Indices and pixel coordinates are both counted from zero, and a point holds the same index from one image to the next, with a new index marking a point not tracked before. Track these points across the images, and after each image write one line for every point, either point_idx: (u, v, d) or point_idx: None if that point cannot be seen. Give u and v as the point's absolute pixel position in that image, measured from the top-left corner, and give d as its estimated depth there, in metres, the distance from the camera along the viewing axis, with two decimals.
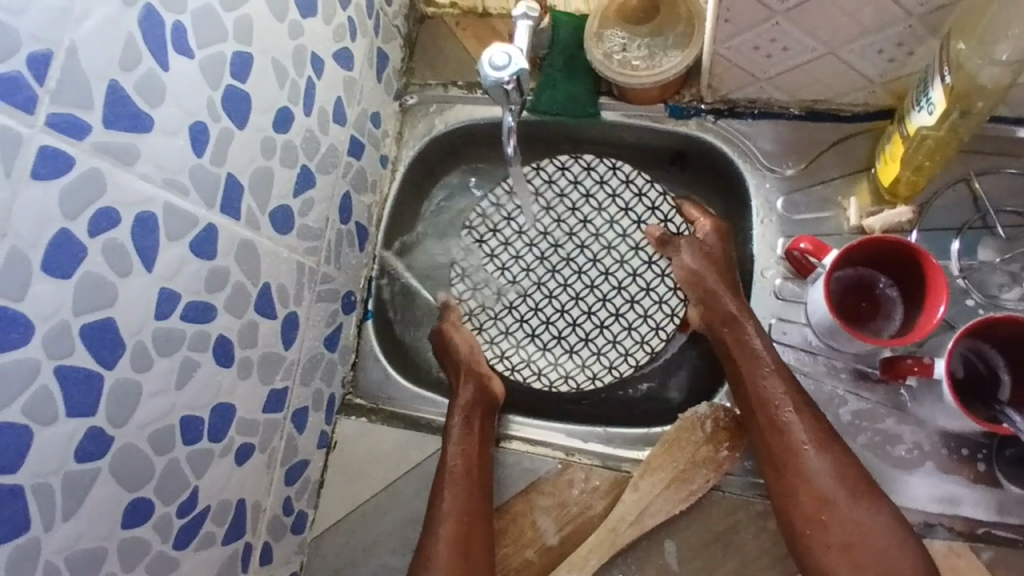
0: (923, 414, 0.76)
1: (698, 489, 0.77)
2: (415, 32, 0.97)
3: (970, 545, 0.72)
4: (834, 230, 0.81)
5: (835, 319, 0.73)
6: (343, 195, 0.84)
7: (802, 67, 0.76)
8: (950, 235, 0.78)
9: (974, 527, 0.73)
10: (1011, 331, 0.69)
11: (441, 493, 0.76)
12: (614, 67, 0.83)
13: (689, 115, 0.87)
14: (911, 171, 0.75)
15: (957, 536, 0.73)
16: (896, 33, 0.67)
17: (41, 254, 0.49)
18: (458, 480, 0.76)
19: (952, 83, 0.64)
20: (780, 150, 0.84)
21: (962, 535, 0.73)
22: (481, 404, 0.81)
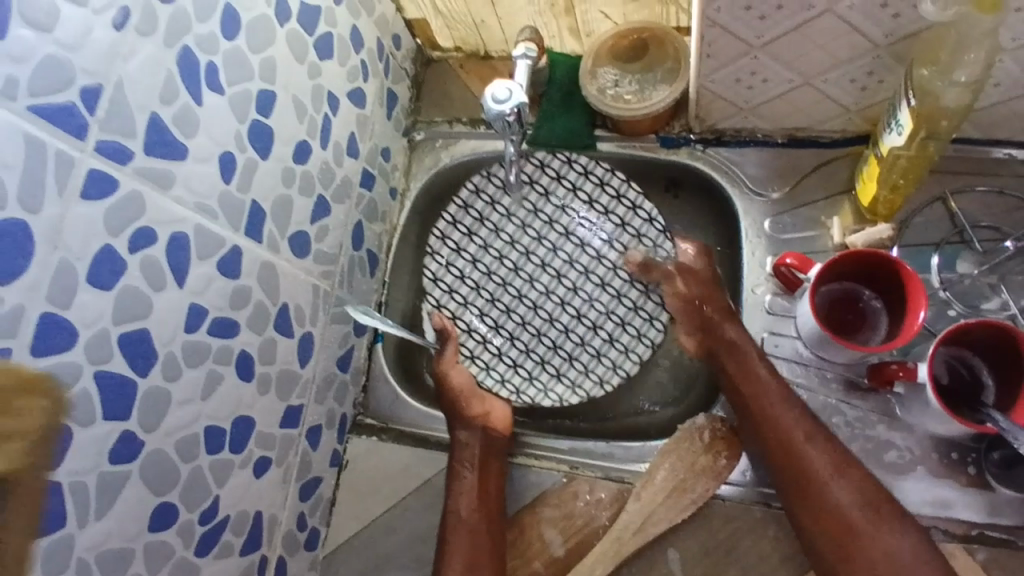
0: (912, 420, 0.79)
1: (698, 498, 0.79)
2: (422, 74, 1.04)
3: (965, 547, 0.75)
4: (820, 248, 0.86)
5: (823, 329, 0.77)
6: (356, 224, 0.90)
7: (782, 97, 0.82)
8: (930, 250, 0.83)
9: (968, 529, 0.75)
10: (987, 336, 0.73)
11: (447, 539, 0.79)
12: (608, 101, 0.89)
13: (680, 144, 0.92)
14: (888, 190, 0.80)
15: (951, 538, 0.75)
16: (865, 63, 0.73)
17: (86, 267, 0.54)
18: (461, 525, 0.78)
19: (918, 106, 0.70)
20: (766, 175, 0.89)
21: (957, 537, 0.75)
22: (477, 441, 0.83)
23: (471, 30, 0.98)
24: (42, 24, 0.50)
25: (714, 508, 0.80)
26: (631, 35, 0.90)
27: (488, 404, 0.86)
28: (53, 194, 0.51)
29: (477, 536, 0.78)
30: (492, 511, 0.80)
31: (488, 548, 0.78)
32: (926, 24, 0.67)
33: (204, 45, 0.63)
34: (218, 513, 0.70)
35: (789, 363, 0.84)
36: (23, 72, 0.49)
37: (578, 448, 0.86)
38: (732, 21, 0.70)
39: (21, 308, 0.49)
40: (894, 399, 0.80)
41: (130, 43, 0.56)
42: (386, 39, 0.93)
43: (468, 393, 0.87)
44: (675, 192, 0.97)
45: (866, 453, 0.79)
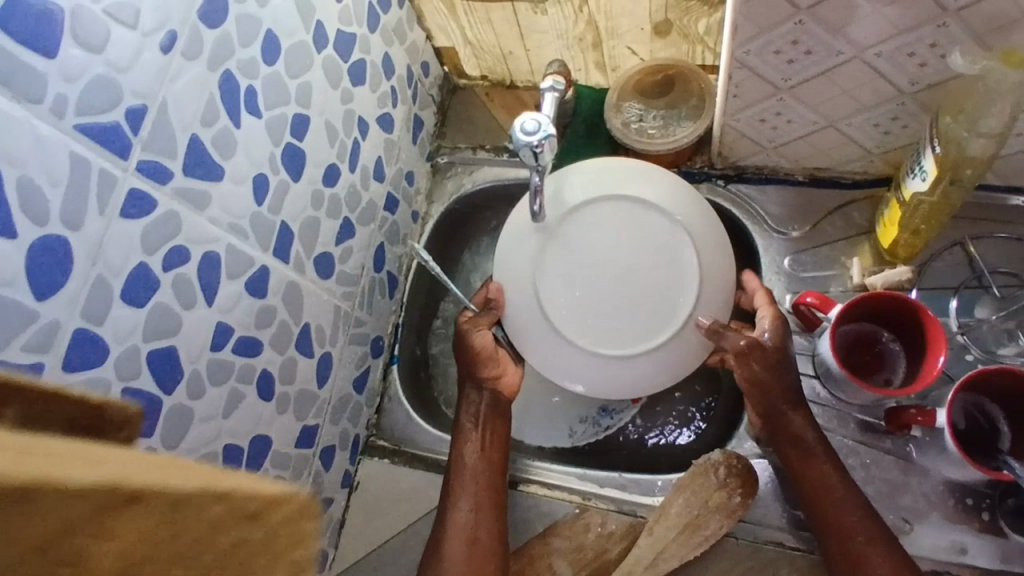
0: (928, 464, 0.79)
1: (712, 535, 0.79)
2: (447, 101, 1.06)
3: None
4: (838, 288, 0.87)
5: (843, 369, 0.77)
6: (378, 247, 0.91)
7: (804, 138, 0.83)
8: (948, 294, 0.83)
9: None
10: (1003, 382, 0.73)
11: (451, 497, 0.79)
12: (632, 135, 0.90)
13: (700, 179, 0.94)
14: (909, 234, 0.80)
15: None
16: (889, 109, 0.74)
17: (121, 282, 0.55)
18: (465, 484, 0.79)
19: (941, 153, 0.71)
20: (786, 213, 0.90)
21: None
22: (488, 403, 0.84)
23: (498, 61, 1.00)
24: (93, 45, 0.51)
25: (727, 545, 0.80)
26: (655, 71, 0.91)
27: (504, 366, 0.85)
28: (94, 211, 0.52)
29: (481, 496, 0.78)
30: (497, 470, 0.81)
31: (491, 506, 0.78)
32: (952, 75, 0.68)
33: (245, 70, 0.64)
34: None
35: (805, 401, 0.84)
36: (73, 93, 0.50)
37: (590, 479, 0.86)
38: (761, 64, 0.71)
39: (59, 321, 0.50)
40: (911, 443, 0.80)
41: (177, 65, 0.57)
42: (415, 66, 0.95)
43: (478, 358, 0.83)
44: None
45: (880, 496, 0.79)
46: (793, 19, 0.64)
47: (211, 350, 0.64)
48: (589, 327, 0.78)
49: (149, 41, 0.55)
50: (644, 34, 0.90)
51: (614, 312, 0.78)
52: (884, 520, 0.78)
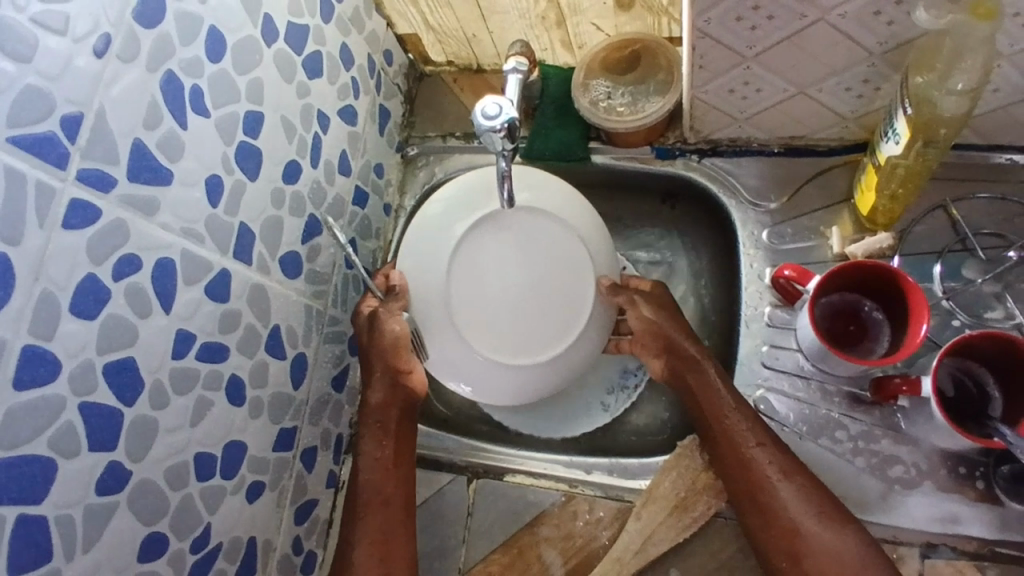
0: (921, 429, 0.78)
1: (700, 517, 0.78)
2: (414, 89, 1.04)
3: (974, 564, 0.73)
4: (819, 259, 0.85)
5: (823, 343, 0.75)
6: (349, 243, 0.89)
7: (777, 107, 0.80)
8: (932, 259, 0.82)
9: (977, 545, 0.73)
10: (993, 348, 0.72)
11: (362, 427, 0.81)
12: (601, 114, 0.88)
13: (675, 155, 0.91)
14: (887, 199, 0.78)
15: (960, 554, 0.74)
16: (860, 72, 0.72)
17: (70, 294, 0.53)
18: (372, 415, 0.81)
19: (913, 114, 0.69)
20: (763, 185, 0.88)
21: (966, 554, 0.73)
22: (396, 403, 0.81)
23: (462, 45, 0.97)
24: (17, 52, 0.49)
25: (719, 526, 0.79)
26: (621, 47, 0.89)
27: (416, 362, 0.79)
28: (35, 223, 0.50)
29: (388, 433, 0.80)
30: (403, 459, 0.81)
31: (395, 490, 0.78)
32: (921, 32, 0.65)
33: (188, 68, 0.62)
34: (213, 540, 0.70)
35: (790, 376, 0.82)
36: (1, 104, 0.48)
37: (576, 466, 0.84)
38: (724, 32, 0.69)
39: (8, 339, 0.49)
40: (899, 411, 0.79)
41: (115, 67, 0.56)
42: (377, 56, 0.93)
43: (398, 349, 0.77)
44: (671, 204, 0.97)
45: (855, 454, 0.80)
46: None
47: (173, 357, 0.63)
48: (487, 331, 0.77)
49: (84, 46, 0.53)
50: (609, 8, 0.87)
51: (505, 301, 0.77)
52: (875, 493, 0.76)
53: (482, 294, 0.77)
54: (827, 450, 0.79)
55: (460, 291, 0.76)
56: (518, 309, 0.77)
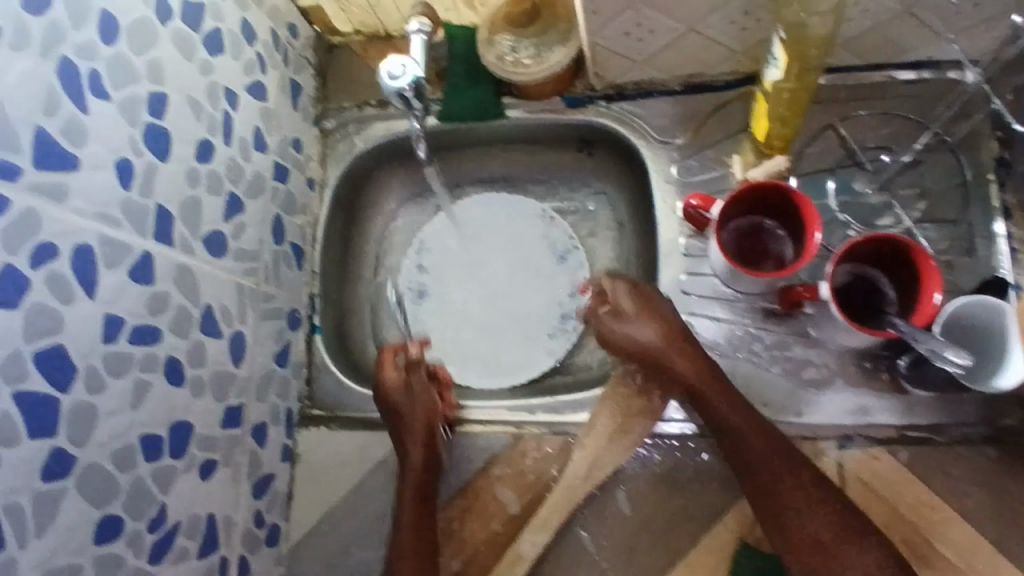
0: (915, 390, 0.68)
1: (632, 445, 0.69)
2: (325, 62, 0.88)
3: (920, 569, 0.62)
4: (727, 190, 0.74)
5: (728, 262, 0.66)
6: (348, 196, 0.88)
7: (672, 47, 0.70)
8: (825, 175, 0.72)
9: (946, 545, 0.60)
10: (886, 253, 0.64)
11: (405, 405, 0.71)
12: (505, 75, 0.76)
13: (586, 103, 0.79)
14: (780, 124, 0.67)
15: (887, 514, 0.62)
16: (740, 5, 0.61)
17: (143, 163, 0.58)
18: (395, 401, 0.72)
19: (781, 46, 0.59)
20: (673, 122, 0.77)
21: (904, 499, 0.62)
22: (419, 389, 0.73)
23: (387, 33, 0.87)
24: None
25: (620, 497, 0.69)
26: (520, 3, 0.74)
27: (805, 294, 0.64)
28: (117, 116, 0.55)
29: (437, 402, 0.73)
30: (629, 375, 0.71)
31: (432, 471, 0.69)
32: None
33: (254, 65, 0.74)
34: (282, 460, 0.76)
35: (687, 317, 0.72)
36: None
37: (520, 407, 0.75)
38: (610, 43, 0.69)
39: (67, 170, 0.50)
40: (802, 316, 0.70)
41: (229, 53, 0.69)
42: None
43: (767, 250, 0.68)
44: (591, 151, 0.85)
45: (809, 384, 0.69)
46: (630, 7, 0.63)
47: (243, 257, 0.71)
48: (519, 370, 0.82)
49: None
50: None
51: (516, 355, 0.83)
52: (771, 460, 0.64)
53: (520, 324, 0.85)
54: (747, 366, 0.70)
55: (518, 328, 0.85)
56: (516, 309, 0.86)
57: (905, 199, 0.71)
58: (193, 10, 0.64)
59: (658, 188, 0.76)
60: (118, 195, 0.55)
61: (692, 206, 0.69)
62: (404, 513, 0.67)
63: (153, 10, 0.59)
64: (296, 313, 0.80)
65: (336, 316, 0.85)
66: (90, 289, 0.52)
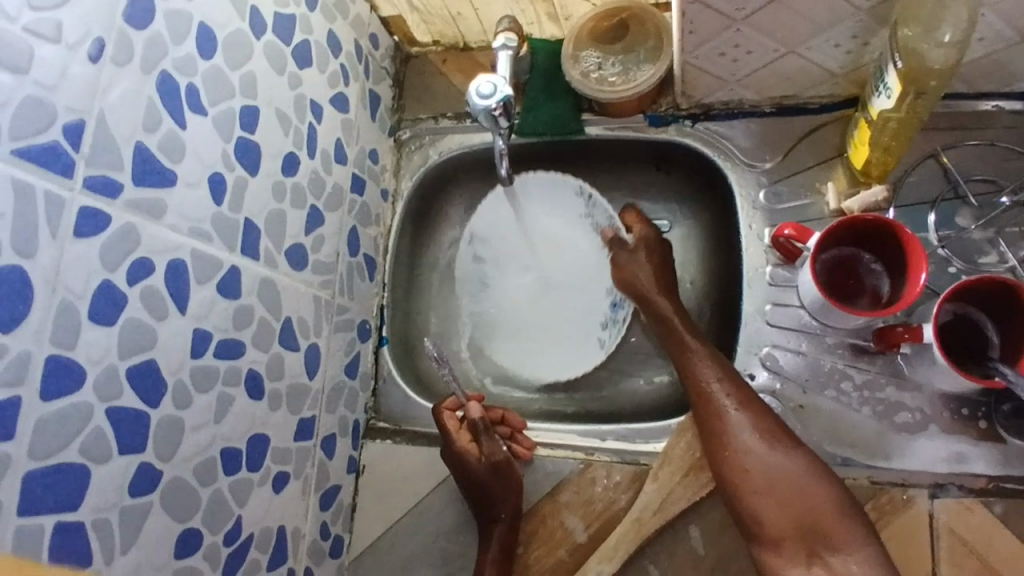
0: (1013, 438, 0.63)
1: (710, 481, 0.66)
2: (402, 73, 0.88)
3: None
4: (816, 218, 0.71)
5: (823, 296, 0.63)
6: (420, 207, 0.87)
7: (767, 69, 0.67)
8: (924, 208, 0.69)
9: None
10: (996, 295, 0.60)
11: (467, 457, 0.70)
12: (590, 91, 0.74)
13: (669, 122, 0.77)
14: (882, 153, 0.65)
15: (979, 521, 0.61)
16: (850, 27, 0.59)
17: (234, 178, 0.58)
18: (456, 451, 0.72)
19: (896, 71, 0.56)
20: (760, 145, 0.74)
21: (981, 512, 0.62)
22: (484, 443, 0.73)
23: (465, 45, 0.86)
24: None
25: (692, 535, 0.67)
26: (607, 18, 0.75)
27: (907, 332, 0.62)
28: (213, 131, 0.55)
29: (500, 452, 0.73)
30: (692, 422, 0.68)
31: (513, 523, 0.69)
32: None
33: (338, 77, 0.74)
34: (348, 473, 0.75)
35: (771, 351, 0.69)
36: None
37: (591, 432, 0.73)
38: (704, 63, 0.67)
39: (167, 188, 0.51)
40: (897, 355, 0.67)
41: (316, 66, 0.69)
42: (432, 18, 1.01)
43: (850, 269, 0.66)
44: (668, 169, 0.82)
45: (901, 429, 0.65)
46: (732, 27, 0.61)
47: (321, 269, 0.71)
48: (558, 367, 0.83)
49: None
50: None
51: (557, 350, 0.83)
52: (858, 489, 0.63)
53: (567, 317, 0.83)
54: (833, 404, 0.67)
55: (566, 322, 0.83)
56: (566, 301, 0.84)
57: (1011, 235, 0.67)
58: (286, 24, 0.64)
59: (743, 213, 0.73)
60: (211, 209, 0.55)
61: (783, 236, 0.67)
62: (489, 550, 0.68)
63: (248, 24, 0.59)
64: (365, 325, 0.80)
65: (403, 329, 0.85)
66: (183, 305, 0.52)
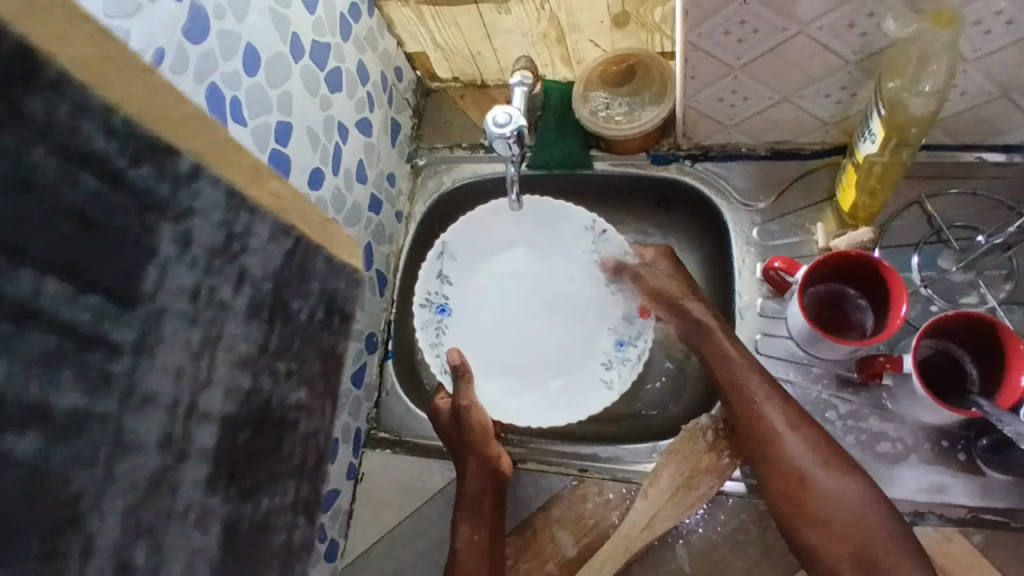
0: (992, 471, 0.66)
1: (701, 500, 0.69)
2: (421, 106, 0.94)
3: None
4: (805, 256, 0.76)
5: (811, 327, 0.66)
6: (431, 232, 0.91)
7: (761, 116, 0.73)
8: (908, 250, 0.73)
9: None
10: (971, 330, 0.64)
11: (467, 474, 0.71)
12: (598, 128, 0.79)
13: (670, 161, 0.82)
14: (867, 196, 0.70)
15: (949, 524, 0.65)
16: (838, 79, 0.65)
17: None
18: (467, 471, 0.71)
19: (884, 117, 0.62)
20: (755, 186, 0.79)
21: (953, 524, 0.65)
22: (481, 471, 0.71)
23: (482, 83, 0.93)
24: None
25: (681, 553, 0.69)
26: (616, 62, 0.81)
27: (889, 364, 0.66)
28: (251, 141, 0.61)
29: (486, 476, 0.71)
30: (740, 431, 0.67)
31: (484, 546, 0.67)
32: (893, 39, 0.59)
33: (365, 104, 0.80)
34: (347, 479, 0.77)
35: None
36: None
37: (586, 449, 0.75)
38: (705, 107, 0.73)
39: None
40: (879, 387, 0.70)
41: (346, 92, 0.75)
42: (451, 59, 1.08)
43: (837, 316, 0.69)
44: (667, 207, 0.86)
45: (884, 458, 0.68)
46: (731, 75, 0.66)
47: None
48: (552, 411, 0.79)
49: (312, 22, 0.68)
50: (604, 29, 0.82)
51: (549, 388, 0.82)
52: None
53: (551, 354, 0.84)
54: None
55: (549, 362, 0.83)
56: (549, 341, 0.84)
57: (990, 278, 0.71)
58: (321, 52, 0.70)
59: (738, 248, 0.77)
60: None
61: (775, 269, 0.71)
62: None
63: (288, 48, 0.65)
64: (373, 338, 0.83)
65: (408, 345, 0.88)
66: None
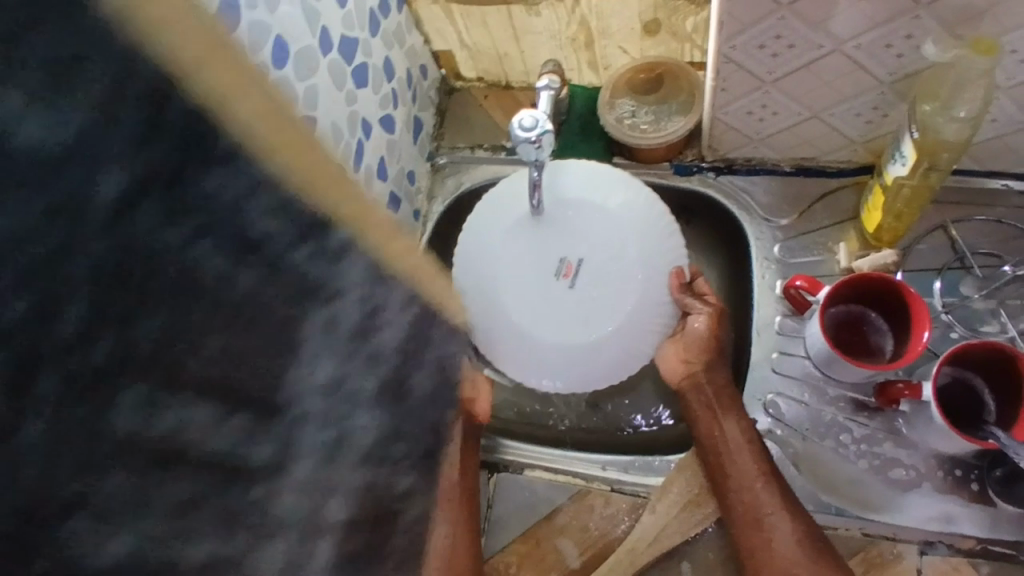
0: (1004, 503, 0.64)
1: (711, 515, 0.69)
2: (444, 104, 0.93)
3: None
4: (824, 275, 0.75)
5: (830, 348, 0.66)
6: (448, 230, 0.91)
7: (787, 131, 0.72)
8: (930, 275, 0.72)
9: None
10: (992, 361, 0.63)
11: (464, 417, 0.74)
12: (622, 135, 0.79)
13: (692, 172, 0.81)
14: (892, 218, 0.69)
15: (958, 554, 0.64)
16: (869, 99, 0.64)
17: None
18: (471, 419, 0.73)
19: (916, 141, 0.61)
20: (778, 202, 0.78)
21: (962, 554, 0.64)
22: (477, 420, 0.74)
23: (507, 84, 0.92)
24: None
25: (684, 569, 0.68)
26: (644, 70, 0.80)
27: (907, 391, 0.65)
28: None
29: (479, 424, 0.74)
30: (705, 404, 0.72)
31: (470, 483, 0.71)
32: (930, 62, 0.59)
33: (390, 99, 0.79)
34: None
35: (773, 398, 0.72)
36: None
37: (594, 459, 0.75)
38: (732, 120, 0.72)
39: None
40: (894, 414, 0.69)
41: (371, 87, 0.75)
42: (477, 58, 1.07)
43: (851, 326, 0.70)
44: (687, 218, 0.85)
45: (896, 485, 0.67)
46: (760, 89, 0.66)
47: None
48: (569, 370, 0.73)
49: (342, 15, 0.68)
50: (634, 37, 0.81)
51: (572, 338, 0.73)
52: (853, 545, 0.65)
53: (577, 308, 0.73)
54: (831, 454, 0.69)
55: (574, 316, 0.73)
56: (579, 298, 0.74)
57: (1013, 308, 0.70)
58: (349, 46, 0.70)
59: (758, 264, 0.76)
60: None
61: (795, 287, 0.70)
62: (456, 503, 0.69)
63: (318, 42, 0.64)
64: None
65: None
66: None
